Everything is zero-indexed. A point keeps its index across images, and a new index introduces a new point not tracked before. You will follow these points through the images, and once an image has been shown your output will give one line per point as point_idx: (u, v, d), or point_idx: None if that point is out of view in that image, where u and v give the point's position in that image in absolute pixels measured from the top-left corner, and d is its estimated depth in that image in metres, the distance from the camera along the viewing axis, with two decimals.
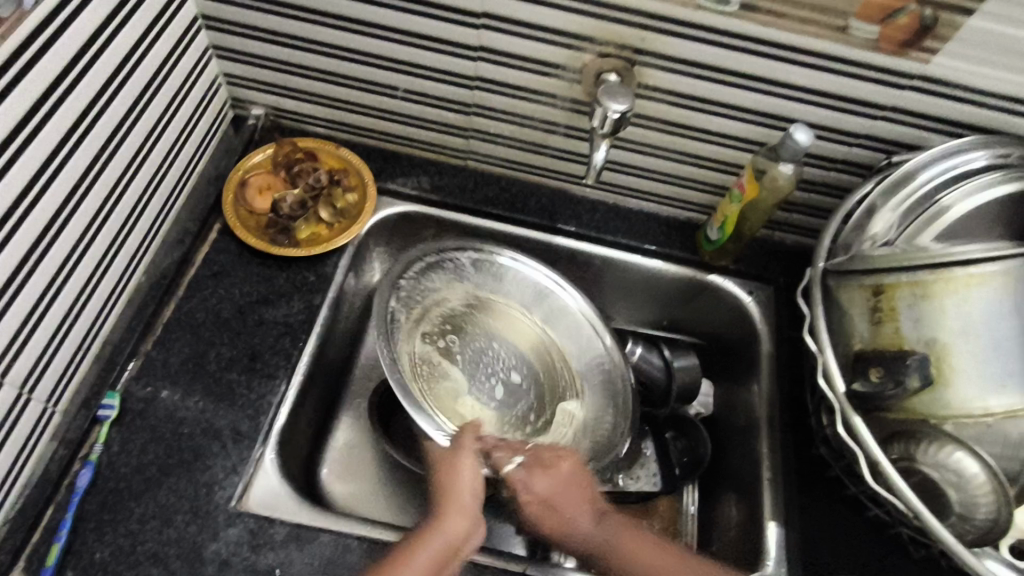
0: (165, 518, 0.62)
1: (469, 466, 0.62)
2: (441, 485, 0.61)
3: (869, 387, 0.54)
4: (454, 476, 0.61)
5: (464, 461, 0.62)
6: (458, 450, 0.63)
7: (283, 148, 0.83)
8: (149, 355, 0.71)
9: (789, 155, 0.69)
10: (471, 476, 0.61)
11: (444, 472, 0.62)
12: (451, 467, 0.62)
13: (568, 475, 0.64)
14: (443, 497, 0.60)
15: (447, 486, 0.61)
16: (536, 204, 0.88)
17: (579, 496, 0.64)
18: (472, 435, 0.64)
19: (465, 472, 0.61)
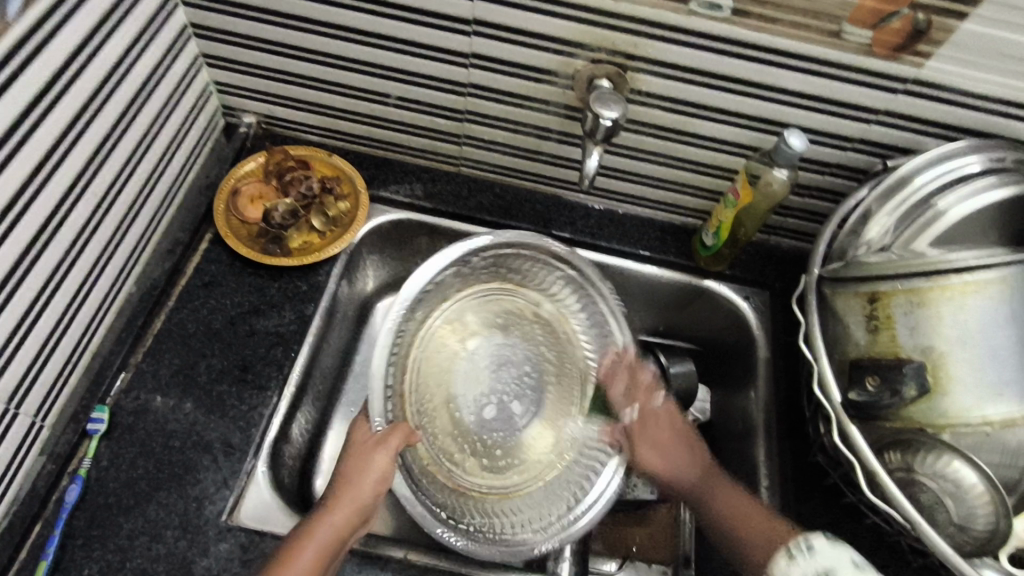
0: (154, 534, 0.62)
1: (376, 461, 0.65)
2: (348, 473, 0.65)
3: (866, 395, 0.53)
4: (364, 469, 0.65)
5: (378, 455, 0.66)
6: (377, 446, 0.66)
7: (274, 156, 0.82)
8: (139, 367, 0.70)
9: (783, 160, 0.68)
10: (380, 471, 0.65)
11: (355, 460, 0.66)
12: (364, 458, 0.66)
13: (682, 427, 0.74)
14: (347, 484, 0.64)
15: (354, 476, 0.64)
16: (530, 210, 0.88)
17: (686, 442, 0.73)
18: (397, 436, 0.67)
19: (375, 467, 0.65)
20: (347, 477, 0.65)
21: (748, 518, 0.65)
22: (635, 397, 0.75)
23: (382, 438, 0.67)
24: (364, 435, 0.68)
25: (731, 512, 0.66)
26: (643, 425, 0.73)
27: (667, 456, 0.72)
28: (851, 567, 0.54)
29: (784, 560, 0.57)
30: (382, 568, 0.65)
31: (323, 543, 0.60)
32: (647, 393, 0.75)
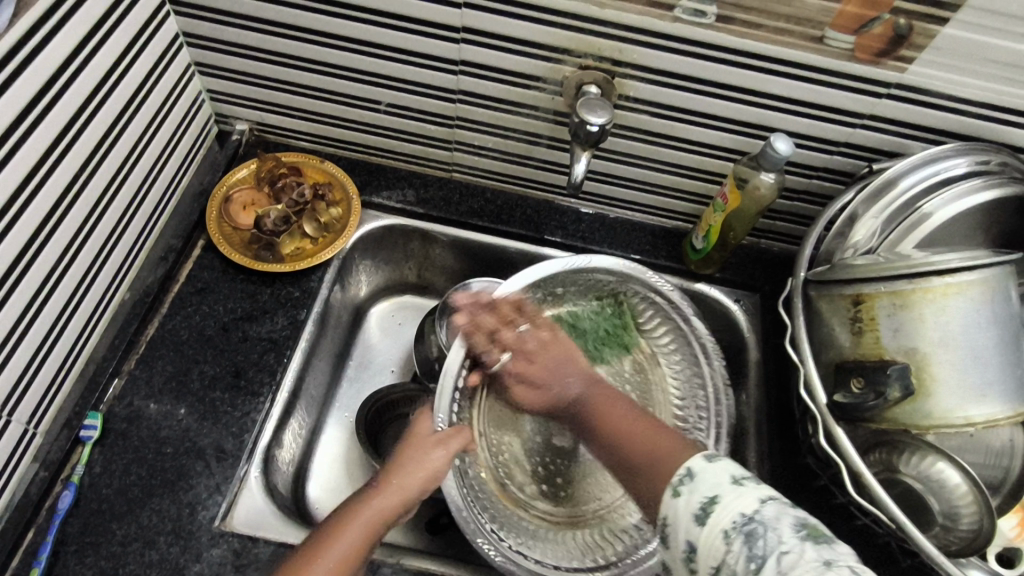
0: (147, 540, 0.62)
1: (436, 455, 0.63)
2: (404, 460, 0.62)
3: (851, 398, 0.54)
4: (421, 460, 0.62)
5: (438, 450, 0.64)
6: (437, 442, 0.64)
7: (266, 163, 0.83)
8: (132, 373, 0.71)
9: (770, 164, 0.69)
10: (434, 467, 0.62)
11: (413, 450, 0.63)
12: (421, 449, 0.63)
13: (569, 347, 0.72)
14: (401, 472, 0.61)
15: (410, 465, 0.62)
16: (522, 214, 0.88)
17: (572, 356, 0.72)
18: (458, 437, 0.65)
19: (430, 462, 0.63)
20: (399, 464, 0.62)
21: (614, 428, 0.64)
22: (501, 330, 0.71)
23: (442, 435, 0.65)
24: (427, 426, 0.66)
25: (613, 429, 0.64)
26: (528, 342, 0.71)
27: (548, 370, 0.71)
28: (730, 486, 0.49)
29: (669, 499, 0.52)
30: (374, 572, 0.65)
31: (366, 530, 0.57)
32: (512, 312, 0.72)
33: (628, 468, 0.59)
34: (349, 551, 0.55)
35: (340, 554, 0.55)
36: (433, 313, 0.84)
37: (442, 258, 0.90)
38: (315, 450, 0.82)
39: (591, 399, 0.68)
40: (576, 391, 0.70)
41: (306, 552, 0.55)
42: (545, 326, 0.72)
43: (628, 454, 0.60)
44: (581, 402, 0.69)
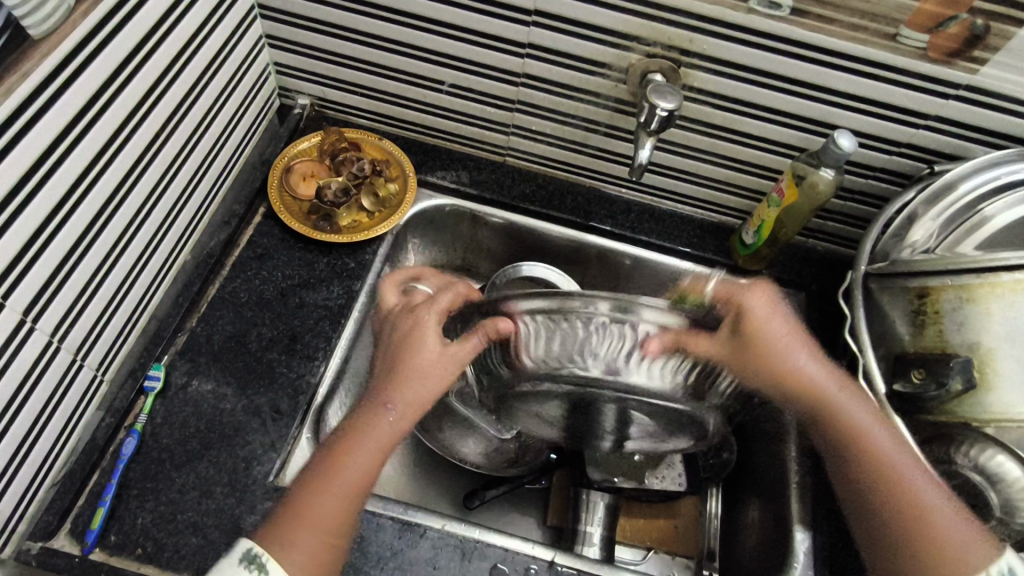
0: (205, 490, 0.63)
1: (432, 330, 0.61)
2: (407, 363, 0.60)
3: (910, 387, 0.55)
4: (422, 354, 0.60)
5: (440, 340, 0.61)
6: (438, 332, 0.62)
7: (329, 137, 0.85)
8: (193, 331, 0.72)
9: (831, 160, 0.69)
10: (440, 355, 0.60)
11: (411, 344, 0.61)
12: (416, 347, 0.61)
13: (754, 299, 0.57)
14: (406, 365, 0.60)
15: (414, 372, 0.60)
16: (572, 202, 0.89)
17: (792, 331, 0.57)
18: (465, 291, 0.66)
19: (434, 353, 0.60)
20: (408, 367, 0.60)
21: (890, 477, 0.53)
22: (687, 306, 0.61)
23: (439, 313, 0.64)
24: (423, 320, 0.62)
25: (871, 455, 0.55)
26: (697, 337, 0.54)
27: (772, 346, 0.56)
28: None
29: None
30: (421, 535, 0.67)
31: (380, 440, 0.58)
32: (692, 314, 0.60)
33: (897, 526, 0.53)
34: (366, 469, 0.57)
35: (360, 456, 0.57)
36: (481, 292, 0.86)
37: (489, 241, 0.92)
38: None
39: (822, 395, 0.56)
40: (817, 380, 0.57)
41: (321, 467, 0.57)
42: (765, 297, 0.57)
43: (921, 514, 0.51)
44: (842, 414, 0.56)
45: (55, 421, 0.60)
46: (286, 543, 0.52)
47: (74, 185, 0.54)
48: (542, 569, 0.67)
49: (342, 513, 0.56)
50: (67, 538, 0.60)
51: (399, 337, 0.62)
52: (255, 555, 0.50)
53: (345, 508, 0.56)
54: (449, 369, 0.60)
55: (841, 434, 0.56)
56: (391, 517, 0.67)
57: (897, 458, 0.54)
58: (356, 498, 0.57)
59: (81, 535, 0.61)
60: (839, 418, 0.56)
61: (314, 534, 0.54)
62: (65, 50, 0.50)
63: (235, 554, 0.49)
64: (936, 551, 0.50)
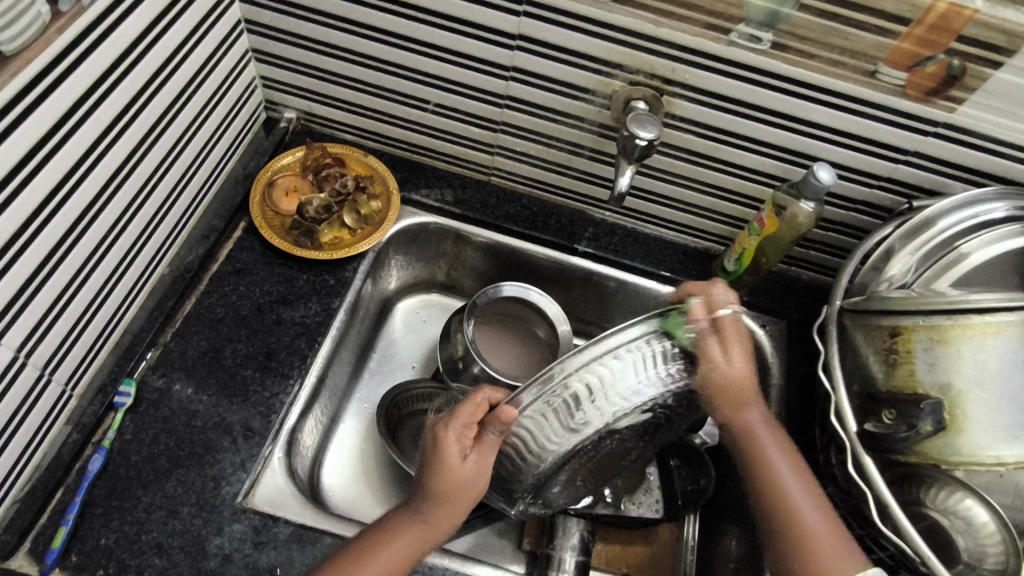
0: (171, 510, 0.62)
1: (460, 458, 0.58)
2: (431, 476, 0.59)
3: (881, 428, 0.55)
4: (455, 472, 0.58)
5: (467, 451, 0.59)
6: (464, 444, 0.59)
7: (313, 153, 0.85)
8: (167, 346, 0.72)
9: (811, 194, 0.70)
10: (467, 469, 0.58)
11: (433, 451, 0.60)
12: (442, 465, 0.58)
13: (749, 365, 0.61)
14: (445, 484, 0.58)
15: (438, 483, 0.58)
16: (556, 223, 0.90)
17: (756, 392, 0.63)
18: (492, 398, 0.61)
19: (455, 469, 0.58)
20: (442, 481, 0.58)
21: (787, 503, 0.61)
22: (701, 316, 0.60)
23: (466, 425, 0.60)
24: (448, 430, 0.60)
25: (782, 499, 0.61)
26: (723, 330, 0.59)
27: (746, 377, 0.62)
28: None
29: None
30: None
31: (407, 543, 0.59)
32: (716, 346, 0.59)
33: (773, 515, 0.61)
34: (412, 555, 0.59)
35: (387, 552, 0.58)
36: (460, 312, 0.86)
37: (473, 259, 0.91)
38: (334, 439, 0.83)
39: (739, 408, 0.63)
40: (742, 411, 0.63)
41: (362, 546, 0.59)
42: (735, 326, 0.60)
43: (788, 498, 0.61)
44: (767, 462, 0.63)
45: (19, 438, 0.59)
46: None
47: (44, 202, 0.54)
48: None
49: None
50: (27, 558, 0.59)
51: (426, 451, 0.61)
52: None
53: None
54: (474, 479, 0.59)
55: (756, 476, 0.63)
56: None
57: (796, 496, 0.61)
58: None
59: (40, 555, 0.59)
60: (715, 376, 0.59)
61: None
62: (38, 68, 0.50)
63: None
64: (784, 500, 0.61)
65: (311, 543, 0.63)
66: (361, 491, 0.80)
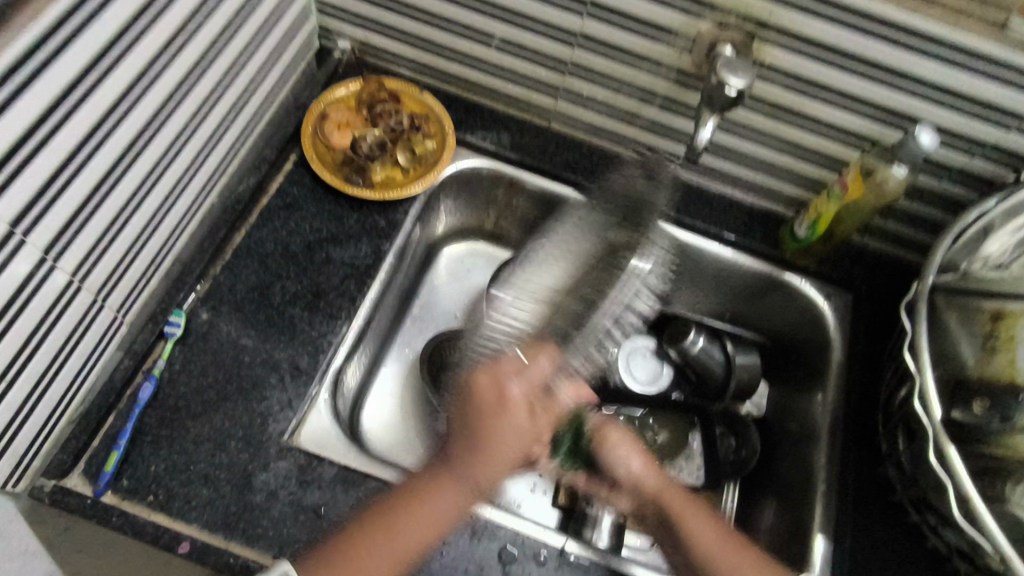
0: (219, 443, 0.62)
1: (511, 412, 0.56)
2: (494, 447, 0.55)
3: (970, 417, 0.51)
4: (512, 439, 0.55)
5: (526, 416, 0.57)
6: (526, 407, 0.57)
7: (369, 86, 0.82)
8: (217, 278, 0.70)
9: (907, 156, 0.64)
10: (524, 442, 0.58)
11: (495, 414, 0.56)
12: (500, 425, 0.55)
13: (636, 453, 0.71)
14: (494, 438, 0.55)
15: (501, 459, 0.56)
16: (617, 175, 0.85)
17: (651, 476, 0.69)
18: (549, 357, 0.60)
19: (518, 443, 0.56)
20: (490, 433, 0.55)
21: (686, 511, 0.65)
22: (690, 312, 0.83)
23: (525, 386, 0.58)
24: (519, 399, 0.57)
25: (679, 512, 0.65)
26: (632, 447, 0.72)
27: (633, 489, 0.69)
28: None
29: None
30: None
31: (442, 504, 0.54)
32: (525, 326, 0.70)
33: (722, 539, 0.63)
34: (449, 513, 0.54)
35: (425, 519, 0.54)
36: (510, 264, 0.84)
37: (526, 210, 0.88)
38: (376, 382, 0.82)
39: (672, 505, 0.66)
40: (642, 470, 0.69)
41: (396, 505, 0.54)
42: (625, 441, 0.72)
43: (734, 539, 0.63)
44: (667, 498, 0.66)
45: (73, 359, 0.58)
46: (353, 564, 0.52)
47: (104, 116, 0.52)
48: (551, 557, 0.63)
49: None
50: (80, 478, 0.59)
51: (481, 416, 0.55)
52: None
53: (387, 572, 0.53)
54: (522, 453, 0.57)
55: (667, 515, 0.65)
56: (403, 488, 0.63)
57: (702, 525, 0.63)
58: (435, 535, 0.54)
59: (93, 476, 0.59)
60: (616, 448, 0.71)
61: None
62: None
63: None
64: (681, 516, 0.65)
65: (355, 486, 0.63)
66: (403, 437, 0.80)
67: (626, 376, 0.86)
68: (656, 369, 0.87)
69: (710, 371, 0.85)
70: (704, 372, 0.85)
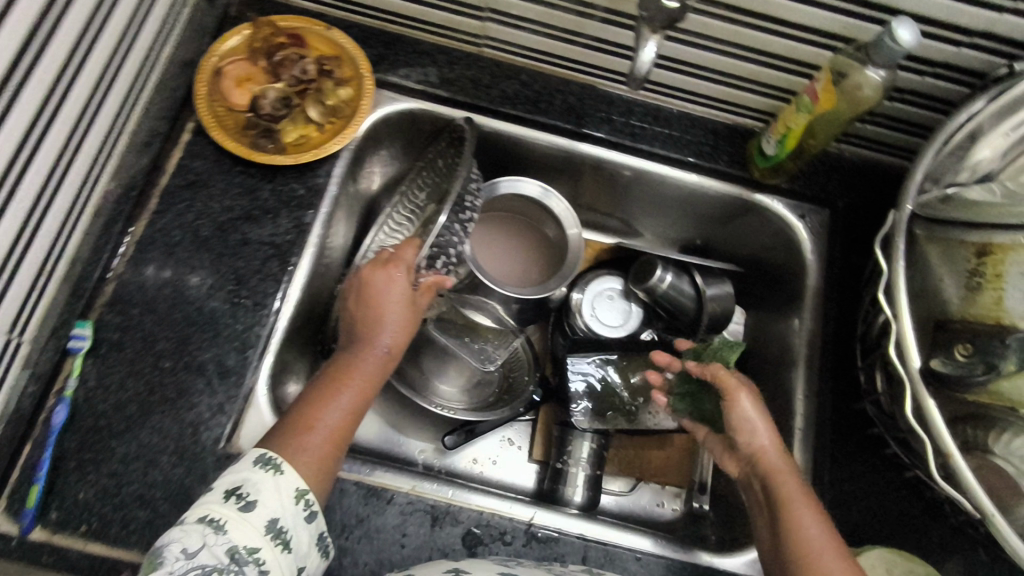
0: (149, 460, 0.58)
1: (401, 276, 0.63)
2: (391, 310, 0.62)
3: (953, 367, 0.47)
4: (407, 294, 0.63)
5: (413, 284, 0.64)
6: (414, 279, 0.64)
7: (261, 31, 0.70)
8: (122, 277, 0.63)
9: (884, 57, 0.55)
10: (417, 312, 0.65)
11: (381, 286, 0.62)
12: (393, 286, 0.62)
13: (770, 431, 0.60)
14: (385, 298, 0.62)
15: (399, 322, 0.62)
16: (563, 102, 0.76)
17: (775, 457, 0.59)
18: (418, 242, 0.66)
19: (413, 303, 0.64)
20: (385, 292, 0.62)
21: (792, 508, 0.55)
22: (511, 264, 0.83)
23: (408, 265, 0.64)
24: (399, 274, 0.63)
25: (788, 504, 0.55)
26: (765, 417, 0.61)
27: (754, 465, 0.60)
28: None
29: None
30: (388, 501, 0.60)
31: (366, 371, 0.59)
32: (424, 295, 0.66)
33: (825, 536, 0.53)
34: (373, 376, 0.59)
35: (360, 384, 0.57)
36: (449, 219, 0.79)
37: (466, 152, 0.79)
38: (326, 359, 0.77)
39: (789, 493, 0.56)
40: (765, 448, 0.59)
41: (324, 385, 0.57)
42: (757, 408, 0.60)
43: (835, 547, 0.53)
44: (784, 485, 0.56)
45: None
46: (300, 440, 0.52)
47: None
48: (519, 535, 0.60)
49: (335, 444, 0.54)
50: (4, 517, 0.55)
51: (368, 291, 0.62)
52: (308, 494, 0.51)
53: (337, 437, 0.54)
54: (414, 318, 0.64)
55: (771, 500, 0.57)
56: (354, 482, 0.60)
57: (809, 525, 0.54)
58: (368, 402, 0.58)
59: (17, 513, 0.55)
60: (734, 416, 0.60)
61: (310, 457, 0.52)
62: None
63: (250, 457, 0.50)
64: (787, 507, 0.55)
65: None
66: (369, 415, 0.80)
67: (592, 320, 0.82)
68: (623, 309, 0.83)
69: (680, 305, 0.79)
70: (673, 306, 0.79)
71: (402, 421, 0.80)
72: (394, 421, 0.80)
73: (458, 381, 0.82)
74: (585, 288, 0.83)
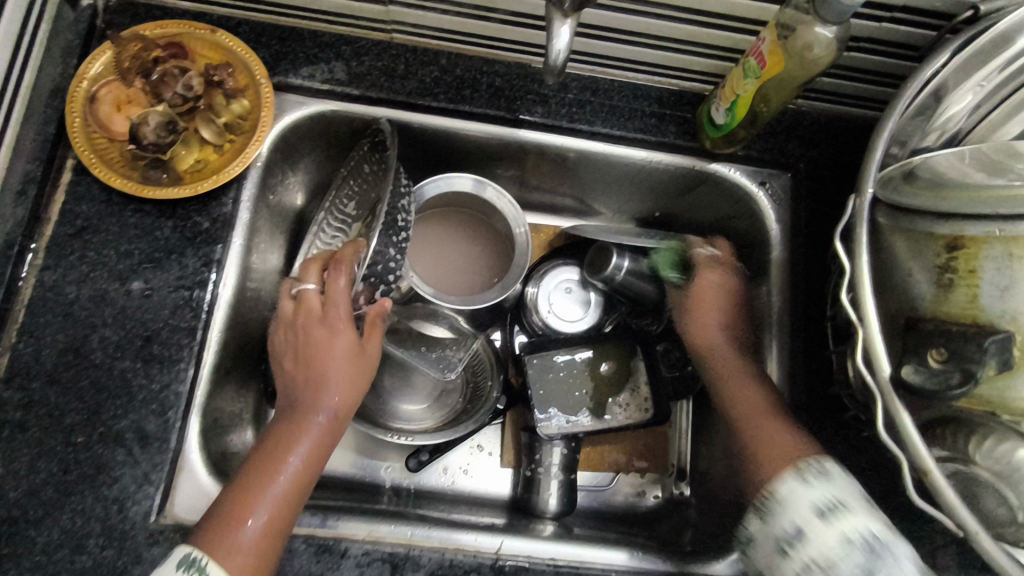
0: (75, 545, 0.53)
1: (339, 327, 0.56)
2: (333, 367, 0.55)
3: (925, 375, 0.42)
4: (348, 347, 0.56)
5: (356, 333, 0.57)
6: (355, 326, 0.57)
7: (129, 47, 0.61)
8: (16, 347, 0.57)
9: (834, 13, 0.49)
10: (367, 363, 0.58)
11: (321, 335, 0.56)
12: (331, 338, 0.56)
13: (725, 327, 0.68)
14: (325, 355, 0.55)
15: (344, 380, 0.56)
16: (489, 85, 0.68)
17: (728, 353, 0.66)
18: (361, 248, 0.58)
19: (358, 355, 0.57)
20: (324, 347, 0.56)
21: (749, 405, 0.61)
22: (460, 265, 0.77)
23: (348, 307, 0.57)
24: (340, 324, 0.56)
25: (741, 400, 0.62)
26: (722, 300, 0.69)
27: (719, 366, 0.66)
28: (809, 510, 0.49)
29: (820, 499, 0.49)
30: (341, 555, 0.56)
31: (307, 444, 0.53)
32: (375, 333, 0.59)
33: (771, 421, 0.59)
34: (315, 450, 0.53)
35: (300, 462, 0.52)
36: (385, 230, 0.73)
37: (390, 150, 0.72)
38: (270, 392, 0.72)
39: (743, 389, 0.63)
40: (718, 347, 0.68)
41: (260, 466, 0.51)
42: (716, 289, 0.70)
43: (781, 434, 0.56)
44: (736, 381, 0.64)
45: None
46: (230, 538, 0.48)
47: None
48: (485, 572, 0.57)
49: (271, 533, 0.49)
50: None
51: (306, 348, 0.56)
52: None
53: (272, 528, 0.49)
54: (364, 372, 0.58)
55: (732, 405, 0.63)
56: (302, 539, 0.56)
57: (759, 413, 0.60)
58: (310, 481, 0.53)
59: None
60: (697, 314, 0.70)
61: (241, 557, 0.47)
62: None
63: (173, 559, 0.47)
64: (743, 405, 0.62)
65: None
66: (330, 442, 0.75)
67: (550, 317, 0.77)
68: (583, 300, 0.78)
69: (640, 291, 0.73)
70: (634, 293, 0.73)
71: (363, 443, 0.76)
72: (354, 446, 0.76)
73: (422, 397, 0.77)
74: (540, 280, 0.77)
